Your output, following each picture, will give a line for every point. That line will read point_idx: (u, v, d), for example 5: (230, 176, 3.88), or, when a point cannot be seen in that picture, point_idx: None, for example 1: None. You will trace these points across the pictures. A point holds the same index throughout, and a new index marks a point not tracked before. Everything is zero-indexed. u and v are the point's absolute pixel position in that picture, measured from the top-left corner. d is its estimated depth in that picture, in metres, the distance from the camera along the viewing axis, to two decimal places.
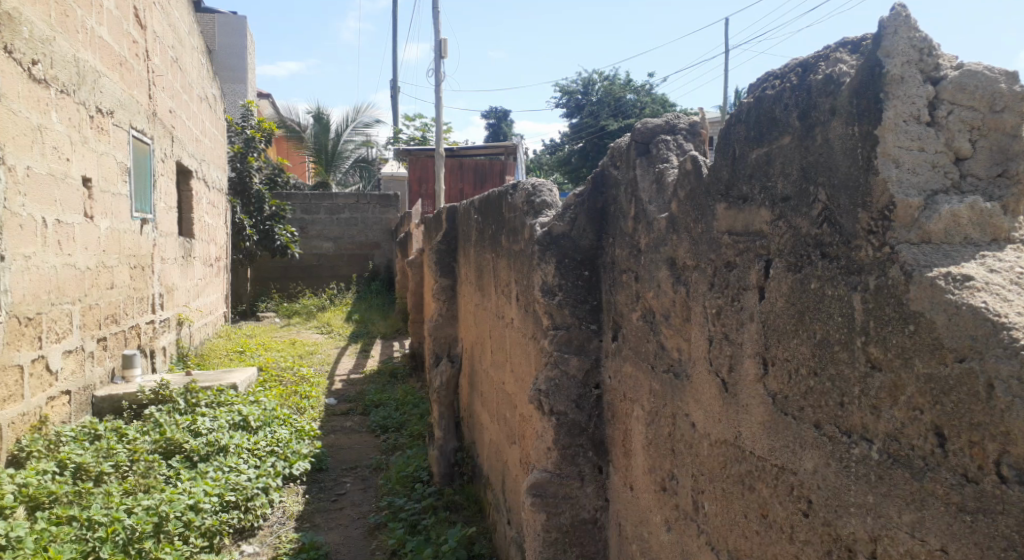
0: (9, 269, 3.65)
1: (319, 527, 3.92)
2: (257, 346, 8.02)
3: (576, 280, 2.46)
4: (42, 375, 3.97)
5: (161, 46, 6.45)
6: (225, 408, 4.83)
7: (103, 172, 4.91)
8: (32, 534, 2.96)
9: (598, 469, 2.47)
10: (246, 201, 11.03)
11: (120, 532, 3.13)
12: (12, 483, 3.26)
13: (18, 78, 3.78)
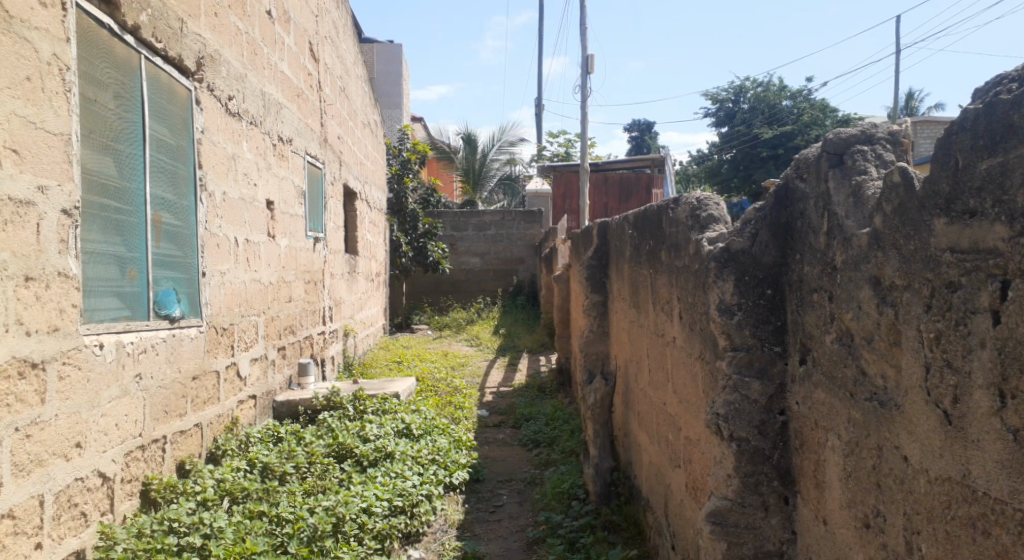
0: (210, 284, 3.97)
1: (479, 537, 3.96)
2: (413, 357, 8.32)
3: (758, 299, 2.34)
4: (234, 380, 4.28)
5: (331, 76, 6.86)
6: (389, 416, 5.02)
7: (283, 196, 5.26)
8: (231, 525, 3.18)
9: (784, 500, 2.35)
10: (402, 219, 11.52)
11: (305, 529, 3.31)
12: (212, 478, 3.53)
13: (218, 113, 4.13)
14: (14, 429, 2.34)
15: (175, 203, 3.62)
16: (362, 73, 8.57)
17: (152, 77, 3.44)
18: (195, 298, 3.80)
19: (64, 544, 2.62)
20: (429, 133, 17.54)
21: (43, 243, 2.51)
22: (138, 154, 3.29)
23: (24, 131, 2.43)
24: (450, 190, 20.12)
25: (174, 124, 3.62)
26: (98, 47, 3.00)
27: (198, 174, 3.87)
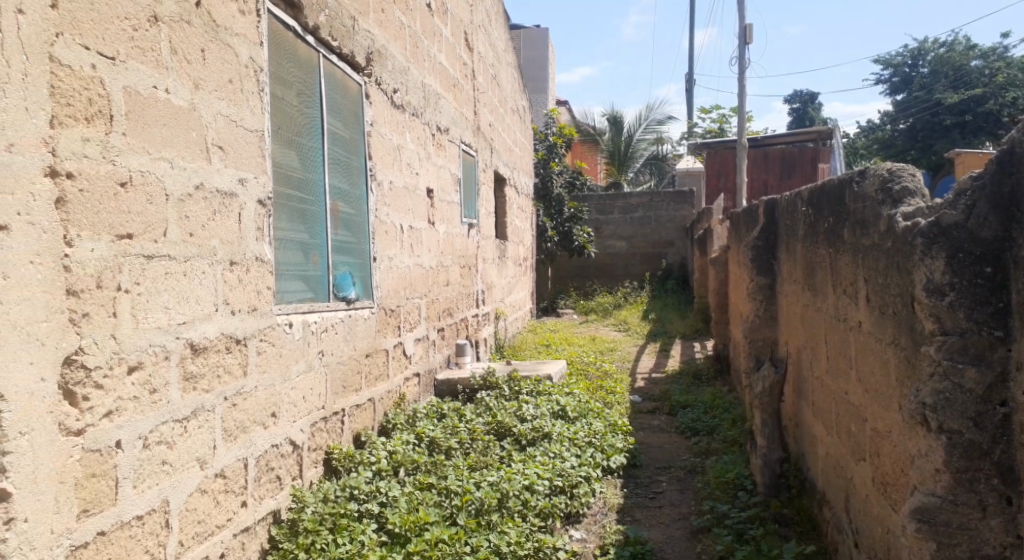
0: (379, 268, 4.11)
1: (640, 522, 3.85)
2: (562, 340, 8.31)
3: (975, 278, 2.06)
4: (400, 358, 4.41)
5: (484, 64, 6.92)
6: (545, 397, 4.96)
7: (441, 184, 5.36)
8: (404, 495, 3.25)
9: (1006, 500, 2.08)
10: (547, 204, 11.56)
11: (473, 502, 3.31)
12: (384, 450, 3.65)
13: (384, 106, 4.26)
14: (222, 398, 2.47)
15: (349, 192, 3.76)
16: (512, 59, 8.61)
17: (329, 75, 3.59)
18: (367, 281, 3.94)
19: (263, 504, 2.79)
20: (576, 116, 17.42)
21: (243, 231, 2.62)
22: (319, 147, 3.44)
23: (228, 130, 2.56)
24: (594, 173, 19.92)
25: (347, 117, 3.76)
26: (284, 48, 3.16)
27: (368, 164, 4.01)
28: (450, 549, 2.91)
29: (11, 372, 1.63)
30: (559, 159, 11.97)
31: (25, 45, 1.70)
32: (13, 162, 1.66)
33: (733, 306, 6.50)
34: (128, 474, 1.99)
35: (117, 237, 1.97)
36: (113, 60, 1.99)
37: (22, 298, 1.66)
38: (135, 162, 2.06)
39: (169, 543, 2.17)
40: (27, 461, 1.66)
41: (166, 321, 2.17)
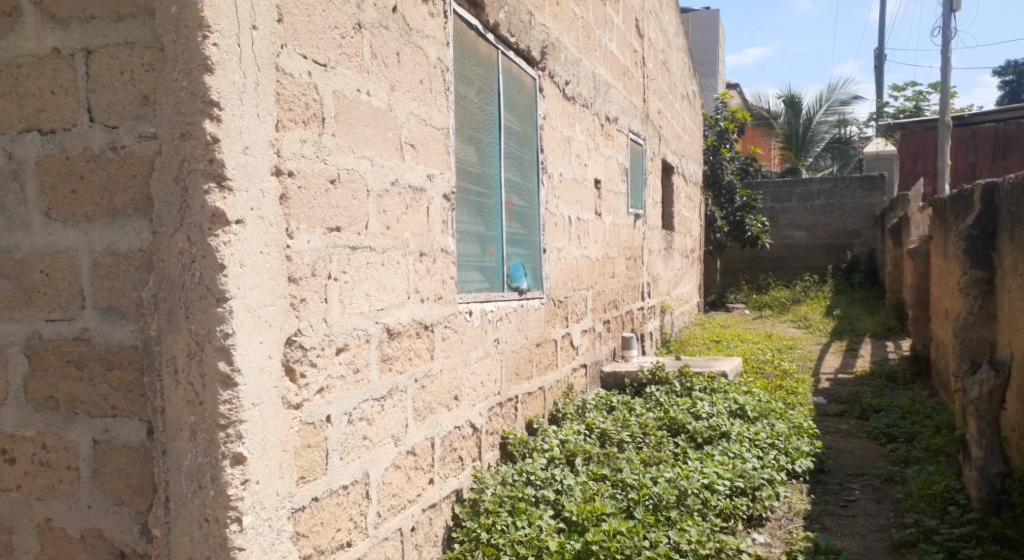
0: (548, 259, 4.18)
1: (831, 531, 3.69)
2: (733, 336, 8.08)
3: None
4: (569, 349, 4.48)
5: (654, 51, 6.84)
6: (721, 395, 4.84)
7: (609, 174, 5.37)
8: (579, 485, 3.30)
9: None
10: (717, 192, 11.27)
11: (650, 497, 3.30)
12: (556, 438, 3.72)
13: (556, 97, 4.33)
14: (413, 379, 2.63)
15: (522, 184, 3.86)
16: (683, 44, 8.44)
17: (507, 71, 3.70)
18: (537, 272, 4.03)
19: (448, 482, 2.94)
20: (749, 100, 16.80)
21: (431, 225, 2.76)
22: (496, 141, 3.55)
23: (419, 129, 2.71)
24: (768, 159, 19.14)
25: (521, 112, 3.86)
26: (467, 47, 3.29)
27: (540, 158, 4.09)
28: (628, 541, 2.92)
29: (247, 350, 1.83)
30: (729, 145, 11.62)
31: (257, 57, 1.90)
32: (247, 162, 1.85)
33: (936, 303, 6.01)
34: (336, 447, 2.17)
35: (328, 230, 2.15)
36: (326, 67, 2.17)
37: (255, 284, 1.86)
38: (342, 160, 2.24)
39: (369, 513, 2.34)
40: (258, 429, 1.86)
41: (367, 307, 2.34)
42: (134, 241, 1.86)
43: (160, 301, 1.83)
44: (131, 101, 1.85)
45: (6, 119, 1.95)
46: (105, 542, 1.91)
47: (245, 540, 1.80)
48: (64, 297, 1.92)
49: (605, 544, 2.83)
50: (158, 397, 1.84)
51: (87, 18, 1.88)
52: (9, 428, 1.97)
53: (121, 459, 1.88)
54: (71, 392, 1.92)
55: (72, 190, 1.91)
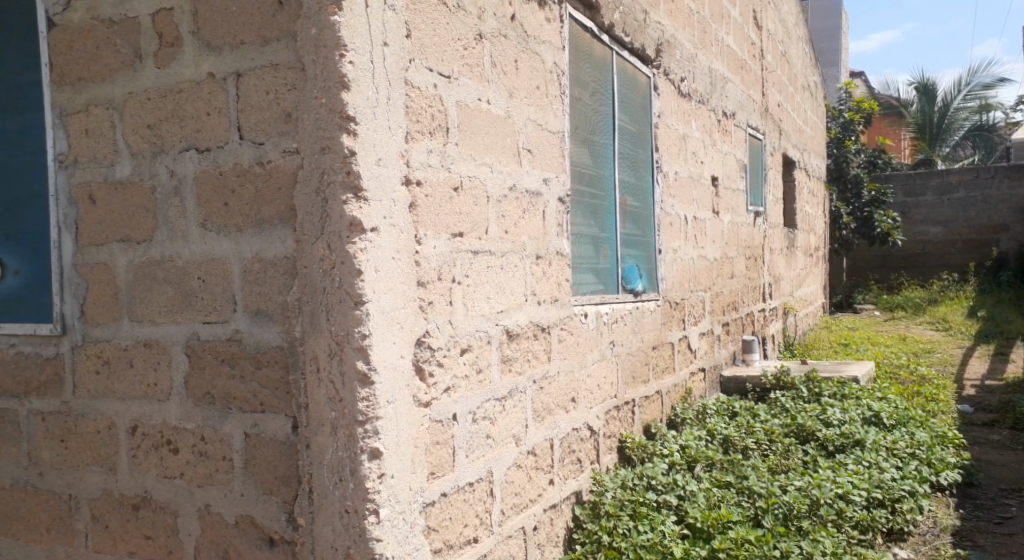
0: (665, 261, 4.15)
1: (984, 549, 3.47)
2: (863, 339, 7.74)
3: None
4: (687, 352, 4.43)
5: (773, 43, 6.66)
6: (853, 402, 4.65)
7: (727, 171, 5.27)
8: (703, 491, 3.26)
9: None
10: (842, 186, 10.82)
11: (780, 506, 3.22)
12: (676, 443, 3.68)
13: (672, 96, 4.30)
14: (532, 381, 2.68)
15: (636, 185, 3.85)
16: (803, 34, 8.17)
17: (622, 72, 3.70)
18: (653, 273, 4.01)
19: (567, 484, 2.97)
20: (878, 90, 16.03)
21: (547, 227, 2.81)
22: (610, 142, 3.57)
23: (536, 134, 2.76)
24: (900, 150, 18.19)
25: (636, 112, 3.86)
26: (583, 50, 3.32)
27: (656, 157, 4.07)
28: (757, 550, 2.86)
29: (382, 351, 1.92)
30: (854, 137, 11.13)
31: (389, 71, 2.00)
32: (380, 173, 1.95)
33: None
34: (463, 445, 2.25)
35: (452, 235, 2.23)
36: (450, 78, 2.25)
37: (387, 288, 1.95)
38: (465, 168, 2.31)
39: (493, 511, 2.41)
40: (392, 425, 1.95)
41: (488, 309, 2.41)
42: (279, 249, 1.99)
43: (303, 304, 1.95)
44: (276, 118, 1.98)
45: (169, 139, 2.13)
46: (256, 529, 2.05)
47: (381, 532, 1.89)
48: (219, 301, 2.08)
49: (732, 551, 2.83)
50: (302, 394, 1.96)
51: (238, 44, 2.03)
52: (173, 420, 2.15)
53: (270, 451, 2.02)
54: (225, 388, 2.08)
55: (225, 202, 2.06)
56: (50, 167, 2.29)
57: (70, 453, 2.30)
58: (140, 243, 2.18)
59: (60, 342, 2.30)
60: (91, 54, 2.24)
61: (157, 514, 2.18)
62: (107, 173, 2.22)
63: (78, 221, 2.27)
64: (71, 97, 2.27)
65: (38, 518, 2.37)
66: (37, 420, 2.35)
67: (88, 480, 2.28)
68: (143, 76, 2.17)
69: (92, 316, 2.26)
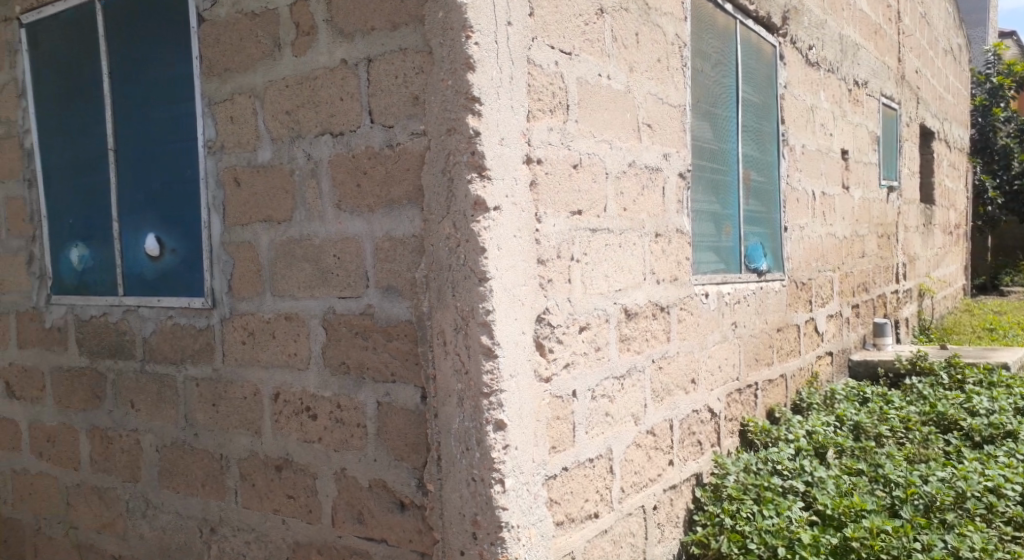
0: (790, 239, 4.02)
1: None
2: (1010, 323, 7.25)
3: None
4: (813, 334, 4.29)
5: (911, 5, 6.28)
6: (1002, 391, 4.36)
7: (858, 143, 5.04)
8: (833, 479, 3.16)
9: None
10: (988, 157, 10.12)
11: (920, 497, 3.05)
12: (803, 429, 3.59)
13: (799, 65, 4.14)
14: (651, 360, 2.68)
15: (761, 159, 3.74)
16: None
17: (746, 42, 3.60)
18: (778, 252, 3.90)
19: (687, 465, 2.96)
20: None
21: (667, 204, 2.79)
22: (733, 115, 3.49)
23: (656, 108, 2.73)
24: None
25: (761, 83, 3.74)
26: (704, 21, 3.25)
27: (781, 129, 3.95)
28: (894, 542, 2.71)
29: (505, 326, 1.98)
30: (1002, 104, 10.36)
31: (512, 51, 2.03)
32: (503, 152, 2.00)
33: None
34: (582, 421, 2.28)
35: (572, 212, 2.26)
36: (571, 55, 2.26)
37: (510, 264, 2.00)
38: (585, 145, 2.32)
39: (613, 488, 2.44)
40: (515, 399, 2.01)
41: (607, 287, 2.42)
42: (408, 228, 2.08)
43: (431, 281, 2.03)
44: (404, 102, 2.06)
45: (306, 125, 2.25)
46: (388, 493, 2.17)
47: (507, 500, 1.96)
48: (352, 277, 2.19)
49: (866, 542, 2.69)
50: (429, 366, 2.04)
51: (369, 30, 2.12)
52: (311, 388, 2.29)
53: (400, 420, 2.12)
54: (358, 359, 2.19)
55: (357, 184, 2.16)
56: (202, 153, 2.47)
57: (220, 416, 2.49)
58: (280, 223, 2.32)
59: (211, 314, 2.49)
60: (235, 45, 2.39)
61: (298, 474, 2.33)
62: (250, 157, 2.37)
63: (225, 202, 2.44)
64: (218, 87, 2.43)
65: (194, 475, 2.58)
66: (192, 385, 2.55)
67: (236, 441, 2.46)
68: (282, 65, 2.29)
69: (239, 290, 2.43)
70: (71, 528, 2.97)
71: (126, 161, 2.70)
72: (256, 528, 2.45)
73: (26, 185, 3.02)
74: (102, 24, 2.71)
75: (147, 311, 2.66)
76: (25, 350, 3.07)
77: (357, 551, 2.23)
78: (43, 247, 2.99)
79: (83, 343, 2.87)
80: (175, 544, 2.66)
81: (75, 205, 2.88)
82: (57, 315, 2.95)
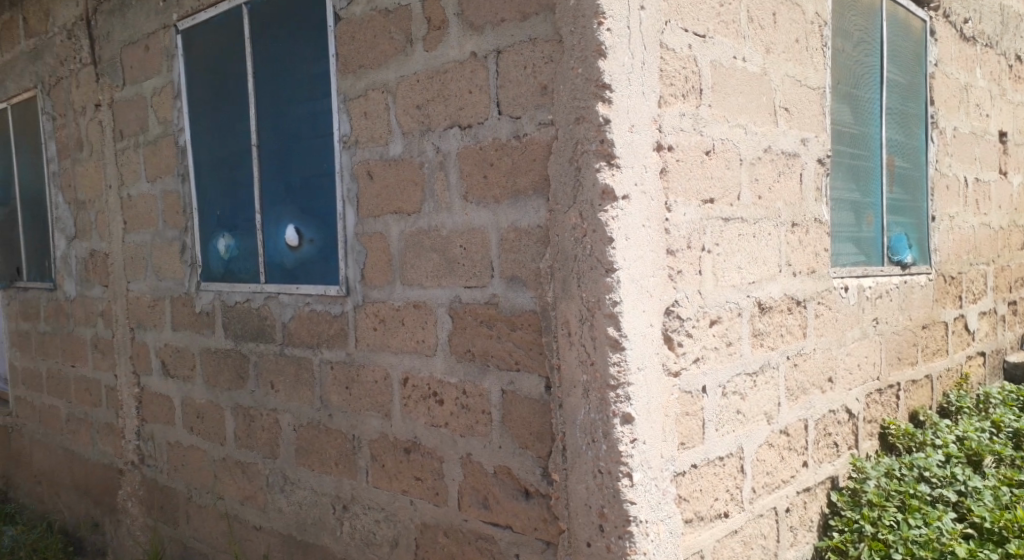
0: (938, 229, 3.77)
1: None
2: None
3: None
4: (963, 332, 4.00)
5: None
6: None
7: (1019, 125, 4.65)
8: (991, 491, 2.94)
9: None
10: None
11: None
12: (953, 434, 3.35)
13: (952, 41, 3.86)
14: (785, 356, 2.57)
15: (907, 144, 3.52)
16: None
17: (892, 18, 3.39)
18: (925, 243, 3.66)
19: (823, 467, 2.82)
20: None
21: (804, 192, 2.66)
22: (877, 97, 3.29)
23: (794, 91, 2.61)
24: None
25: (909, 62, 3.52)
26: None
27: (930, 111, 3.70)
28: None
29: (633, 318, 1.94)
30: None
31: (644, 35, 1.99)
32: (633, 140, 1.96)
33: None
34: (712, 417, 2.22)
35: (703, 201, 2.19)
36: (704, 37, 2.19)
37: (639, 255, 1.97)
38: (718, 131, 2.25)
39: (744, 487, 2.36)
40: (643, 392, 1.97)
41: (739, 279, 2.34)
42: (533, 218, 2.08)
43: (556, 271, 2.02)
44: (533, 92, 2.06)
45: (436, 118, 2.29)
46: (513, 481, 2.18)
47: (635, 495, 1.93)
48: (478, 267, 2.21)
49: None
50: (555, 356, 2.04)
51: (499, 21, 2.12)
52: (438, 374, 2.33)
53: (525, 409, 2.13)
54: (483, 347, 2.22)
55: (484, 174, 2.18)
56: (337, 147, 2.56)
57: (352, 399, 2.59)
58: (409, 214, 2.38)
59: (344, 302, 2.58)
60: (369, 42, 2.45)
61: (425, 458, 2.39)
62: (382, 151, 2.43)
63: (358, 194, 2.52)
64: (353, 84, 2.50)
65: (328, 454, 2.69)
66: (327, 368, 2.66)
67: (367, 423, 2.55)
68: (414, 59, 2.34)
69: (370, 278, 2.50)
70: (218, 498, 3.17)
71: (268, 155, 2.84)
72: (385, 507, 2.52)
73: (180, 180, 3.22)
74: (248, 27, 2.85)
75: (286, 298, 2.79)
76: (178, 332, 3.29)
77: (483, 536, 2.27)
78: (194, 237, 3.20)
79: (228, 328, 3.04)
80: (311, 518, 2.78)
81: (222, 198, 3.05)
82: (206, 301, 3.14)
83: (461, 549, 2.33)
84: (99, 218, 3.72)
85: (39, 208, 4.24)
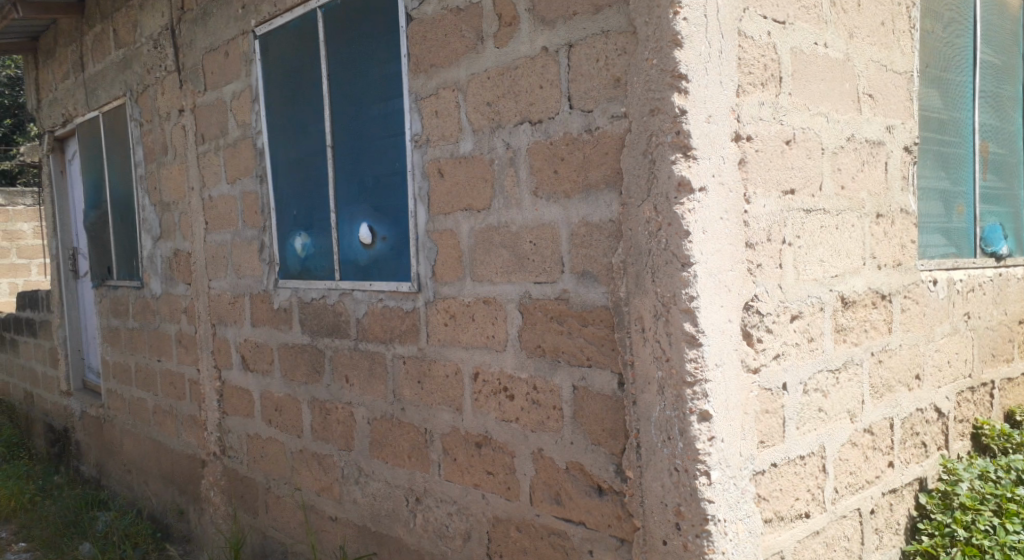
0: None
1: None
2: None
3: None
4: None
5: None
6: None
7: None
8: None
9: None
10: None
11: None
12: None
13: None
14: (870, 353, 2.49)
15: (1001, 129, 3.36)
16: None
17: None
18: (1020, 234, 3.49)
19: (910, 468, 2.71)
20: None
21: (890, 181, 2.57)
22: (969, 81, 3.15)
23: (879, 77, 2.51)
24: None
25: (1004, 44, 3.35)
26: None
27: None
28: None
29: (710, 313, 1.91)
30: None
31: (721, 24, 1.95)
32: (710, 130, 1.92)
33: None
34: (793, 415, 2.16)
35: (783, 192, 2.13)
36: (784, 24, 2.13)
37: (716, 248, 1.93)
38: (799, 120, 2.18)
39: (826, 488, 2.29)
40: (721, 388, 1.93)
41: (821, 273, 2.27)
42: (605, 212, 2.06)
43: (629, 266, 2.00)
44: (605, 85, 2.04)
45: (506, 114, 2.29)
46: (586, 476, 2.17)
47: (713, 493, 1.90)
48: (549, 263, 2.20)
49: None
50: (628, 352, 2.02)
51: (571, 15, 2.11)
52: (509, 369, 2.33)
53: (598, 405, 2.11)
54: (555, 343, 2.21)
55: (554, 169, 2.17)
56: (409, 146, 2.59)
57: (424, 393, 2.61)
58: (480, 210, 2.38)
59: (416, 298, 2.61)
60: (440, 40, 2.46)
61: (497, 452, 2.39)
62: (453, 148, 2.44)
63: (429, 191, 2.53)
64: (425, 82, 2.52)
65: (401, 447, 2.72)
66: (399, 362, 2.69)
67: (439, 417, 2.57)
68: (485, 56, 2.34)
69: (441, 274, 2.52)
70: (295, 488, 3.24)
71: (342, 154, 2.88)
72: (458, 500, 2.54)
73: (258, 180, 3.31)
74: (322, 29, 2.90)
75: (360, 294, 2.83)
76: (257, 327, 3.38)
77: (556, 532, 2.26)
78: (272, 235, 3.27)
79: (305, 323, 3.11)
80: (385, 510, 2.82)
81: (298, 197, 3.12)
82: (284, 297, 3.22)
83: (534, 544, 2.32)
84: (183, 219, 3.85)
85: (127, 209, 4.42)
